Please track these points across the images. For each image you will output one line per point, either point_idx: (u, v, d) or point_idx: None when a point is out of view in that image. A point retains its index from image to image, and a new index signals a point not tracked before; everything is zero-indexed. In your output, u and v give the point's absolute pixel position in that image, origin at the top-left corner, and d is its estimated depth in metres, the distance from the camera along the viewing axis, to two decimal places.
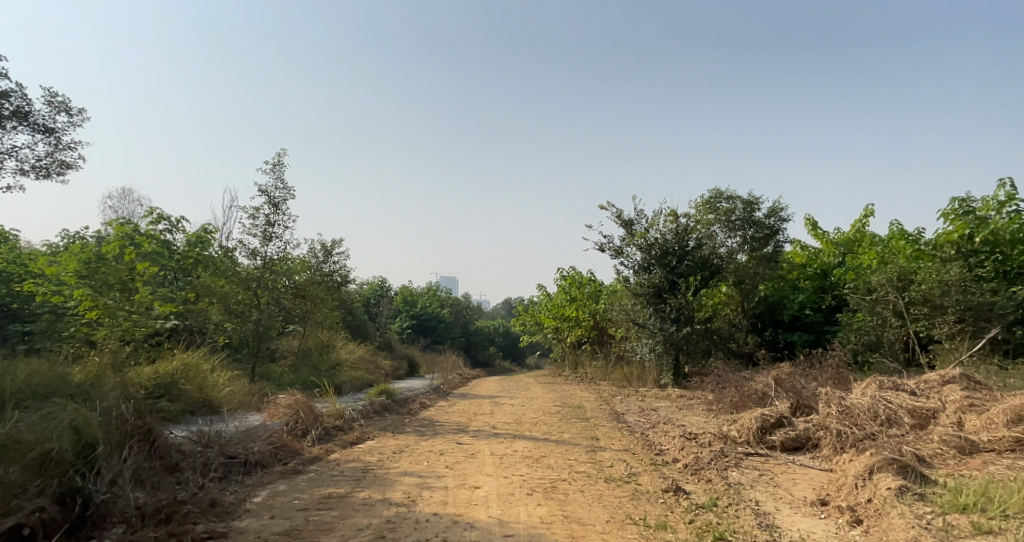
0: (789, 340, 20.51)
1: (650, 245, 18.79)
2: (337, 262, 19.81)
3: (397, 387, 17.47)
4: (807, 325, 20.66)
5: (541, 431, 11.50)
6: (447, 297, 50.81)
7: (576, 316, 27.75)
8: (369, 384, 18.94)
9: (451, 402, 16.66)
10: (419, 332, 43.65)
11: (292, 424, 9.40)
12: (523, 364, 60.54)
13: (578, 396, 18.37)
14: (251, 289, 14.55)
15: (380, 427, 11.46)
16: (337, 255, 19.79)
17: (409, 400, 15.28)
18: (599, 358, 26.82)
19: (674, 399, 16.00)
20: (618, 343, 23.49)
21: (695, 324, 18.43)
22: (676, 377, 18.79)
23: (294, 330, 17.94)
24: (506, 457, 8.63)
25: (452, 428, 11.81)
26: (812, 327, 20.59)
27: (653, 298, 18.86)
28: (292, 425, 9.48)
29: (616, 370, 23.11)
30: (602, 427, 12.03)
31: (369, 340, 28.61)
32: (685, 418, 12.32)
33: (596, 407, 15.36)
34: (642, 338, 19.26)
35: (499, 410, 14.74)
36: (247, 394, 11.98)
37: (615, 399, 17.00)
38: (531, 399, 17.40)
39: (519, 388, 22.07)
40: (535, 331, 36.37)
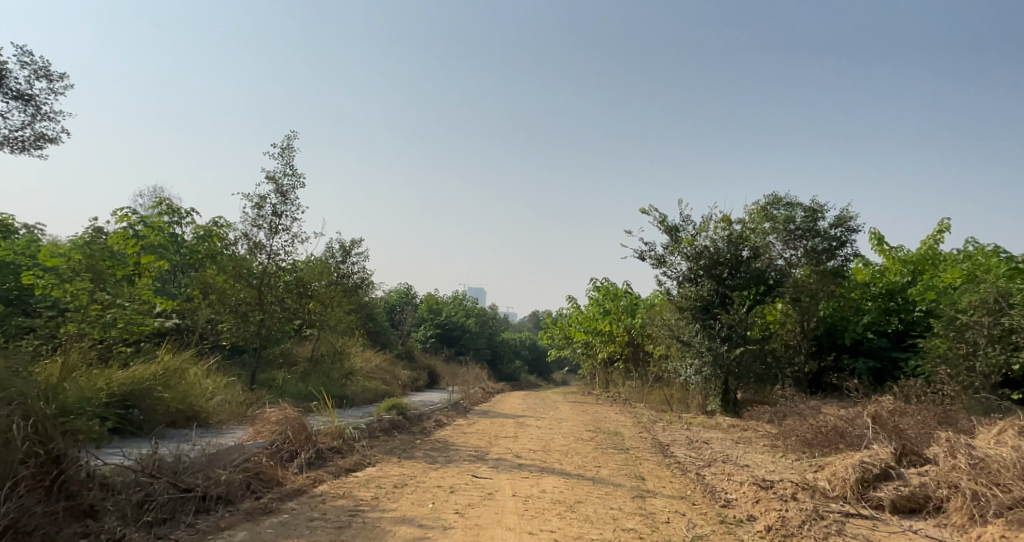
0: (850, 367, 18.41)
1: (698, 253, 17.00)
2: (356, 263, 18.26)
3: (414, 403, 15.87)
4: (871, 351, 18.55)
5: (574, 463, 9.74)
6: (473, 307, 49.21)
7: (611, 332, 25.87)
8: (385, 396, 17.38)
9: (472, 420, 15.00)
10: (443, 342, 42.13)
11: (276, 446, 7.76)
12: (549, 379, 58.77)
13: (614, 419, 16.56)
14: (252, 288, 12.47)
15: (386, 450, 9.82)
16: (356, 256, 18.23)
17: (426, 419, 13.62)
18: (634, 378, 24.92)
19: (726, 432, 14.10)
20: (657, 362, 21.61)
21: (749, 344, 16.51)
22: (728, 406, 17.02)
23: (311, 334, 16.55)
24: (532, 501, 6.91)
25: (469, 455, 10.11)
26: (877, 353, 18.58)
27: (700, 313, 17.12)
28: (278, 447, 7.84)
29: (655, 392, 21.23)
30: (646, 463, 10.22)
31: (389, 348, 27.07)
32: (744, 456, 10.45)
33: (636, 436, 13.54)
34: (687, 358, 17.57)
35: (525, 434, 13.02)
36: (241, 403, 10.38)
37: (656, 426, 15.16)
38: (562, 421, 15.68)
39: (547, 407, 20.30)
40: (564, 345, 34.56)
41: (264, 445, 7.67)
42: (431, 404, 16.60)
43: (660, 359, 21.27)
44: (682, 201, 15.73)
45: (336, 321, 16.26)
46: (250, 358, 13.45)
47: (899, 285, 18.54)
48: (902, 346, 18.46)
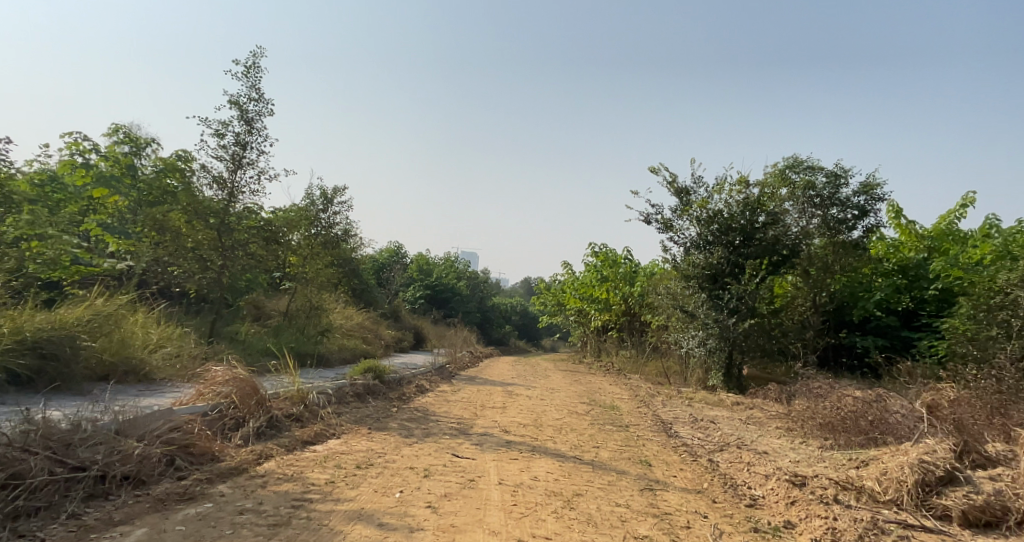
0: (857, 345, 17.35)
1: (712, 215, 15.72)
2: (339, 214, 16.84)
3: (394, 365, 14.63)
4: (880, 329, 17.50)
5: (569, 443, 8.52)
6: (464, 269, 47.91)
7: (607, 299, 24.65)
8: (364, 357, 16.12)
9: (457, 386, 13.80)
10: (433, 304, 40.91)
11: (217, 414, 6.46)
12: (539, 346, 57.91)
13: (610, 391, 15.42)
14: (212, 230, 10.41)
15: (354, 419, 8.56)
16: (339, 205, 16.79)
17: (405, 382, 12.44)
18: (630, 348, 23.80)
19: (732, 411, 12.96)
20: (656, 333, 20.45)
21: (759, 318, 15.31)
22: (730, 384, 15.76)
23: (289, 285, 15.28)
24: (522, 492, 5.67)
25: (450, 428, 8.86)
26: (886, 331, 17.55)
27: (709, 282, 15.91)
28: (217, 415, 6.53)
29: (652, 363, 20.10)
30: (650, 443, 9.04)
31: (374, 307, 25.79)
32: (760, 441, 9.27)
33: (636, 412, 12.36)
34: (691, 330, 16.33)
35: (514, 404, 11.82)
36: (194, 356, 9.03)
37: (656, 401, 14.02)
38: (555, 392, 14.52)
39: (538, 375, 19.14)
40: (556, 311, 33.38)
41: (200, 412, 6.35)
42: (413, 367, 15.37)
43: (659, 330, 20.11)
44: (694, 160, 14.34)
45: (314, 274, 15.20)
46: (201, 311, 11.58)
47: (914, 261, 17.38)
48: (912, 326, 17.43)
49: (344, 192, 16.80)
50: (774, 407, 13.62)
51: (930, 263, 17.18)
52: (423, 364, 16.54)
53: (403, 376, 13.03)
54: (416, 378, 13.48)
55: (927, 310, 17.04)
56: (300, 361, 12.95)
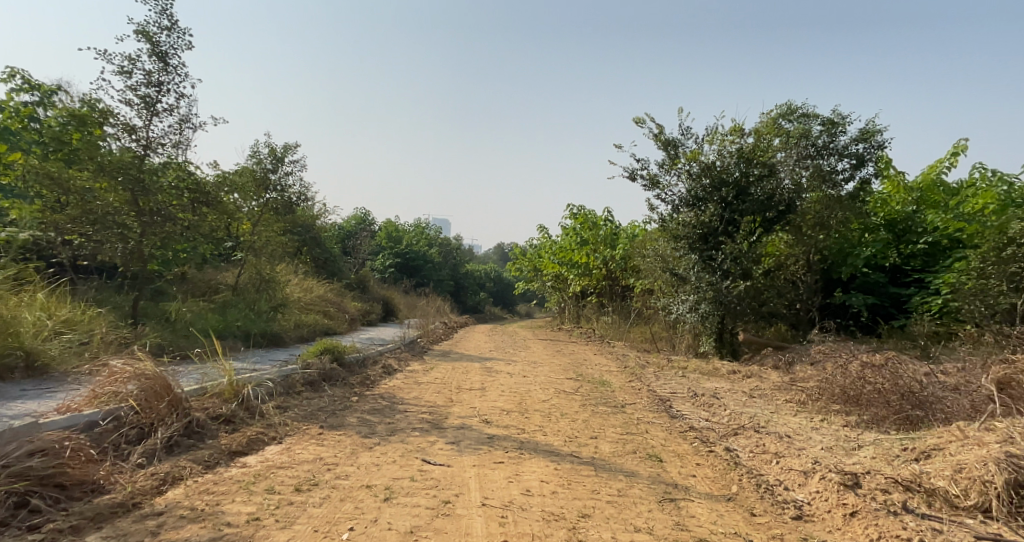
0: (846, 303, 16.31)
1: (704, 169, 14.39)
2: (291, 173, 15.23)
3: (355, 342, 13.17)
4: (868, 286, 16.50)
5: (559, 434, 7.24)
6: (435, 235, 46.25)
7: (587, 264, 23.35)
8: (325, 334, 14.61)
9: (428, 364, 12.43)
10: (403, 272, 39.28)
11: (110, 427, 5.09)
12: (514, 312, 56.76)
13: (596, 363, 14.21)
14: (125, 190, 8.80)
15: (303, 416, 7.15)
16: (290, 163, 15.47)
17: (368, 362, 11.06)
18: (611, 314, 22.62)
19: (732, 381, 11.83)
20: (640, 298, 19.24)
21: (753, 278, 14.01)
22: (724, 349, 14.73)
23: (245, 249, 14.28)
24: (511, 518, 4.39)
25: (419, 420, 7.50)
26: (877, 290, 16.45)
27: (700, 242, 14.62)
28: (112, 426, 5.10)
29: (637, 329, 18.93)
30: (653, 429, 7.81)
31: (339, 277, 24.16)
32: (777, 419, 8.09)
33: (628, 387, 11.14)
34: (681, 294, 15.09)
35: (494, 384, 10.50)
36: (108, 341, 7.49)
37: (647, 372, 12.84)
38: (537, 366, 13.26)
39: (517, 346, 17.85)
40: (532, 277, 31.98)
41: (85, 425, 4.98)
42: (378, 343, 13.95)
43: (643, 295, 18.91)
44: (682, 109, 13.11)
45: (264, 242, 14.63)
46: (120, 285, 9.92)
47: (903, 214, 16.34)
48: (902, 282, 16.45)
49: (294, 149, 15.46)
50: (774, 374, 12.51)
51: (922, 215, 16.13)
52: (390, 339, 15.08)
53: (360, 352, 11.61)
54: (378, 354, 12.08)
55: (920, 265, 16.03)
56: (246, 342, 11.40)
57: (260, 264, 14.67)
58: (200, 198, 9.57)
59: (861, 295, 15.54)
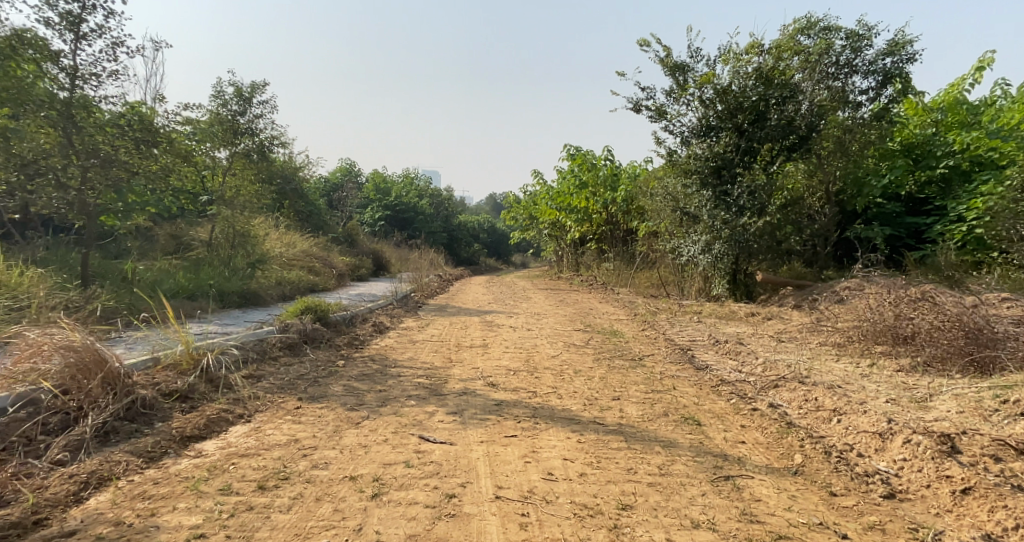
0: (863, 237, 15.35)
1: (720, 93, 13.46)
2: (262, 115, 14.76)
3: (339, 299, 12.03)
4: (884, 218, 15.49)
5: (576, 395, 6.30)
6: (426, 187, 44.90)
7: (587, 209, 22.27)
8: (312, 292, 13.59)
9: (424, 320, 11.46)
10: (394, 226, 38.10)
11: (20, 418, 4.16)
12: (509, 263, 55.85)
13: (603, 311, 13.28)
14: (57, 130, 7.96)
15: (279, 386, 6.16)
16: (258, 105, 14.69)
17: (356, 320, 10.06)
18: (613, 260, 21.63)
19: (753, 325, 10.92)
20: (645, 241, 18.25)
21: (770, 212, 13.06)
22: (738, 291, 13.82)
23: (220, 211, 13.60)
24: (535, 517, 3.48)
25: (415, 387, 6.53)
26: (898, 222, 15.27)
27: (713, 175, 13.73)
28: (24, 416, 4.18)
29: (642, 274, 17.98)
30: (680, 383, 6.89)
31: (325, 232, 23.06)
32: (821, 368, 7.17)
33: (642, 336, 10.21)
34: (693, 235, 14.13)
35: (496, 340, 9.56)
36: (43, 308, 6.64)
37: (659, 318, 11.91)
38: (540, 317, 12.32)
39: (517, 297, 16.90)
40: (527, 225, 30.91)
41: None
42: (368, 299, 12.94)
43: (648, 239, 17.90)
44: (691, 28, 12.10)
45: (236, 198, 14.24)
46: (66, 247, 9.04)
47: (922, 138, 15.15)
48: (922, 211, 15.43)
49: (262, 89, 14.66)
50: (796, 314, 11.61)
51: (941, 137, 14.98)
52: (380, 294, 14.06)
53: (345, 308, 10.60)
54: (366, 310, 11.08)
55: (942, 191, 14.96)
56: (222, 303, 10.38)
57: (236, 219, 13.54)
58: (145, 136, 8.59)
59: (879, 227, 14.55)
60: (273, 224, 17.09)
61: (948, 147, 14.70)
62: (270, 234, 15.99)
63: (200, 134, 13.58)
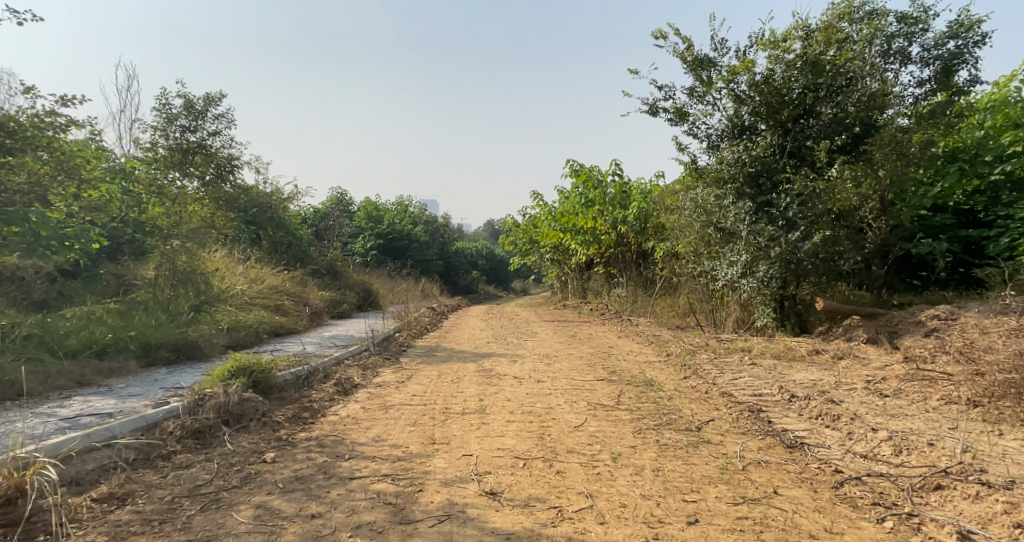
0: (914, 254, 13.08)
1: (758, 84, 11.20)
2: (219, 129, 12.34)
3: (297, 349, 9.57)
4: (933, 232, 13.22)
5: (629, 514, 3.96)
6: (421, 214, 42.80)
7: (595, 229, 20.01)
8: (273, 338, 11.22)
9: (406, 372, 9.11)
10: (387, 255, 35.90)
11: None
12: (509, 291, 53.59)
13: (627, 351, 10.94)
14: None
15: (150, 519, 3.81)
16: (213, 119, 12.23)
17: (313, 379, 7.60)
18: (626, 286, 19.36)
19: (826, 369, 8.61)
20: (665, 265, 15.98)
21: (824, 225, 10.73)
22: (788, 321, 11.55)
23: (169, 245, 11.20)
24: None
25: (376, 501, 4.18)
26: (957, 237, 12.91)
27: (750, 184, 11.51)
28: None
29: (664, 302, 15.67)
30: (780, 482, 4.55)
31: (304, 264, 20.84)
32: (985, 449, 4.82)
33: (688, 389, 7.84)
34: (731, 256, 11.73)
35: (498, 402, 7.21)
36: None
37: (700, 360, 9.60)
38: (551, 361, 10.01)
39: (521, 332, 14.58)
40: (528, 250, 28.67)
41: None
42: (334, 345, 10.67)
43: (667, 261, 15.58)
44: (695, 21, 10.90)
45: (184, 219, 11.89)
46: None
47: (972, 141, 12.83)
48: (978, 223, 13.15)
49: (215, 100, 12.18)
50: (873, 353, 9.27)
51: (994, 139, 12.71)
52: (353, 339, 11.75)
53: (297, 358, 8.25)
54: (329, 359, 8.72)
55: (996, 200, 12.77)
56: (144, 361, 7.96)
57: (177, 254, 11.21)
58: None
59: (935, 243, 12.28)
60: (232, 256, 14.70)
61: (1003, 152, 12.39)
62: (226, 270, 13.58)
63: (162, 165, 12.46)
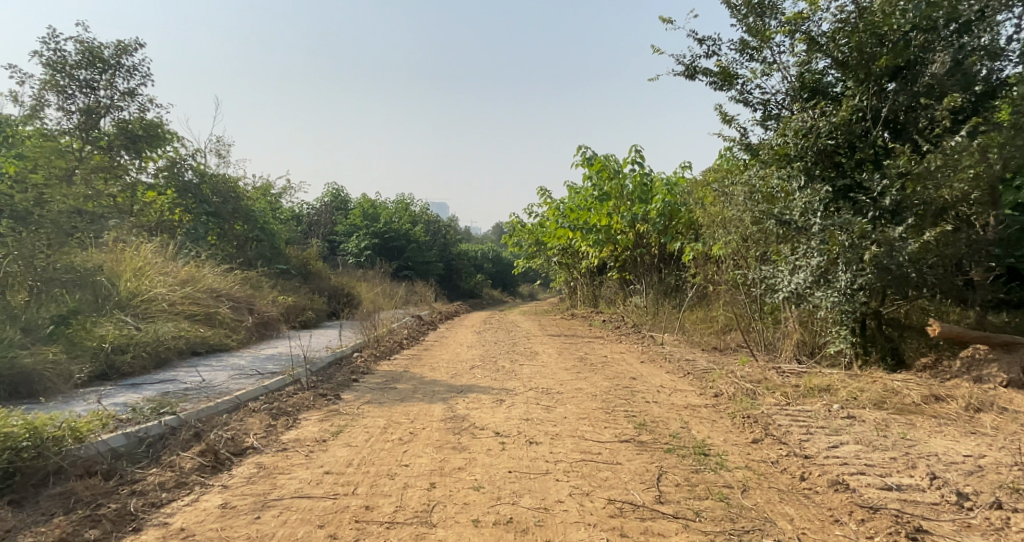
0: None
1: (845, 20, 7.71)
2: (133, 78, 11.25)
3: (171, 398, 6.54)
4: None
5: None
6: (422, 212, 40.02)
7: (610, 228, 17.05)
8: (165, 372, 8.17)
9: (339, 424, 6.27)
10: (384, 255, 33.15)
11: None
12: (516, 295, 50.79)
13: (656, 385, 8.01)
14: None
15: None
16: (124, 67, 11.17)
17: (156, 447, 4.90)
18: (645, 295, 16.44)
19: (974, 433, 5.28)
20: (695, 271, 13.04)
21: (938, 221, 7.34)
22: (873, 349, 8.04)
23: (22, 242, 8.40)
24: None
25: None
26: None
27: (826, 163, 8.11)
28: None
29: (694, 317, 12.72)
30: None
31: (273, 264, 18.13)
32: None
33: (767, 465, 4.86)
34: (796, 260, 8.32)
35: (458, 495, 4.38)
36: None
37: (769, 408, 6.35)
38: (551, 404, 7.13)
39: (518, 352, 11.71)
40: (534, 253, 25.77)
41: None
42: (236, 384, 7.60)
43: (700, 266, 12.54)
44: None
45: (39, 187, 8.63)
46: None
47: None
48: None
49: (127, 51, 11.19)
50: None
51: None
52: (273, 369, 8.61)
53: (132, 418, 5.21)
54: (191, 416, 5.59)
55: None
56: None
57: (38, 251, 8.63)
58: None
59: None
60: (115, 259, 11.31)
61: None
62: (111, 266, 10.91)
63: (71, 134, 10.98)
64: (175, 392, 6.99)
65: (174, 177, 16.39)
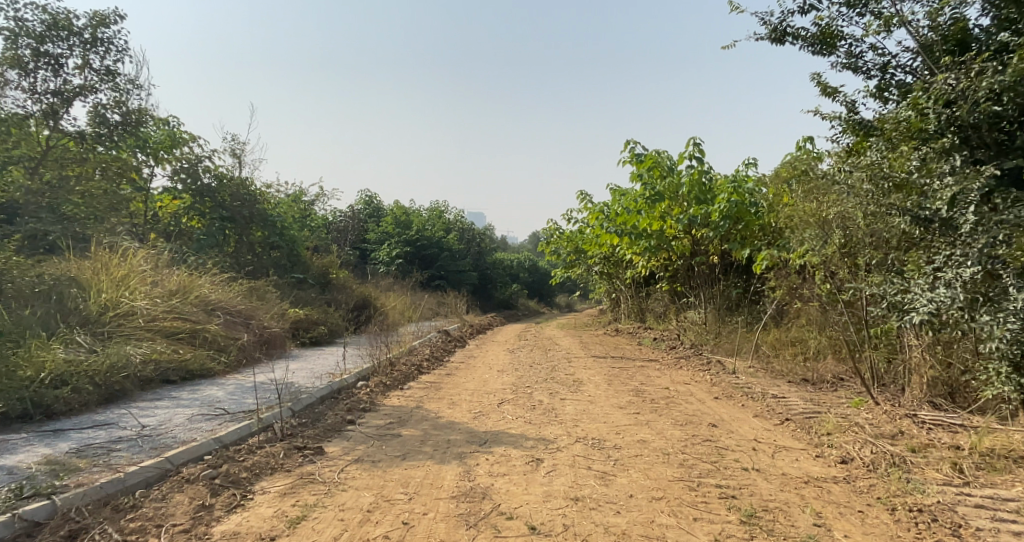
0: None
1: None
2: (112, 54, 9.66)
3: (80, 461, 4.69)
4: None
5: None
6: (456, 220, 38.31)
7: (663, 233, 14.87)
8: (107, 414, 6.34)
9: (308, 504, 4.37)
10: (414, 263, 31.48)
11: None
12: (552, 306, 48.76)
13: (749, 439, 5.91)
14: None
15: None
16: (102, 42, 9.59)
17: None
18: (705, 311, 14.23)
19: None
20: (771, 284, 10.84)
21: None
22: None
23: None
24: None
25: None
26: None
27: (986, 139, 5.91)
28: None
29: (771, 339, 10.51)
30: None
31: (286, 273, 16.45)
32: None
33: None
34: (940, 271, 6.09)
35: None
36: None
37: (944, 492, 4.23)
38: (609, 469, 5.11)
39: (558, 380, 9.67)
40: (573, 261, 23.65)
41: None
42: (187, 430, 5.71)
43: (780, 277, 10.33)
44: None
45: None
46: None
47: None
48: None
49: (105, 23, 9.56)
50: None
51: None
52: (247, 407, 6.72)
53: None
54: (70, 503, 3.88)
55: None
56: None
57: None
58: None
59: None
60: (98, 264, 9.55)
61: None
62: (81, 275, 9.23)
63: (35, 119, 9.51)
64: (96, 447, 5.13)
65: (190, 181, 14.83)
